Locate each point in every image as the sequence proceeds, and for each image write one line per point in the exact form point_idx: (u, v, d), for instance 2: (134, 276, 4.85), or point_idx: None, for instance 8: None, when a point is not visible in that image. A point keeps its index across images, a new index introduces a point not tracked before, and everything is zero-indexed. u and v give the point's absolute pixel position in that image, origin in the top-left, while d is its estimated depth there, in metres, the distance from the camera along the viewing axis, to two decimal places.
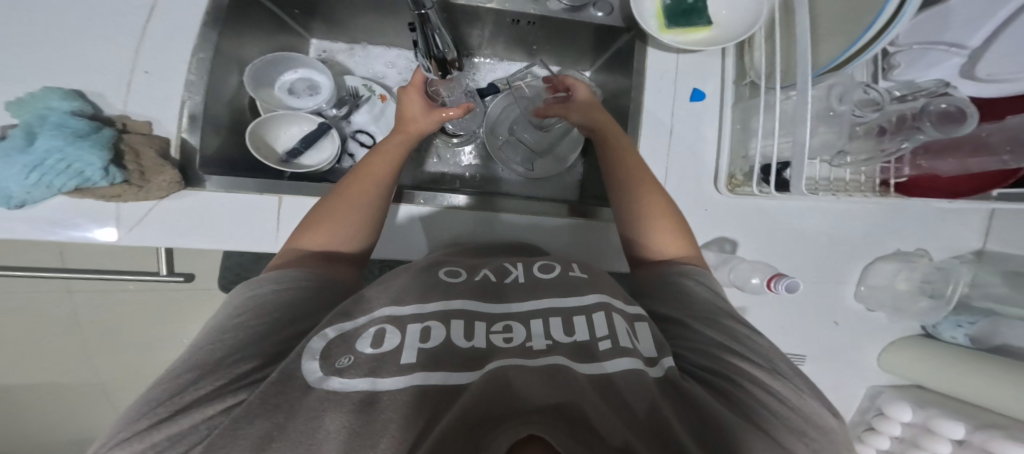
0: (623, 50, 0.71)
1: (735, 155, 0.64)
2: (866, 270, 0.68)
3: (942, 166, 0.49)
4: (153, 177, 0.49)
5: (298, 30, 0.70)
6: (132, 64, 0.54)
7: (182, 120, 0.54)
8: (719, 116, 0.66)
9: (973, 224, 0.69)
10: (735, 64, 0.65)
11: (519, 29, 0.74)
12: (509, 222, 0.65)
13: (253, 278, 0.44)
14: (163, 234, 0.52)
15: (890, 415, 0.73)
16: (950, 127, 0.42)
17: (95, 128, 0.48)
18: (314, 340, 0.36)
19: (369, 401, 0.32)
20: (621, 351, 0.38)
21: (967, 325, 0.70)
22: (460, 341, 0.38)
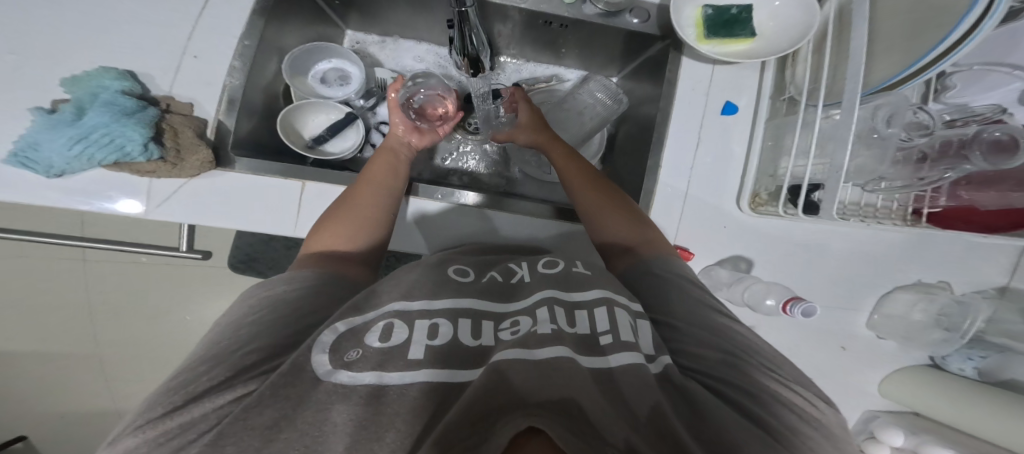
0: (655, 58, 0.70)
1: (762, 173, 0.62)
2: (883, 298, 0.67)
3: (984, 198, 0.45)
4: (189, 156, 0.51)
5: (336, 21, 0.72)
6: (184, 47, 0.56)
7: (221, 103, 0.56)
8: (750, 130, 0.65)
9: (1000, 259, 0.67)
10: (774, 78, 0.64)
11: (551, 32, 0.74)
12: (520, 220, 0.65)
13: (270, 281, 0.45)
14: (185, 212, 0.53)
15: (883, 439, 0.67)
16: (1001, 159, 0.40)
17: (141, 106, 0.50)
18: (325, 333, 0.37)
19: (376, 394, 0.32)
20: (622, 345, 0.38)
21: (978, 358, 0.65)
22: (467, 340, 0.38)
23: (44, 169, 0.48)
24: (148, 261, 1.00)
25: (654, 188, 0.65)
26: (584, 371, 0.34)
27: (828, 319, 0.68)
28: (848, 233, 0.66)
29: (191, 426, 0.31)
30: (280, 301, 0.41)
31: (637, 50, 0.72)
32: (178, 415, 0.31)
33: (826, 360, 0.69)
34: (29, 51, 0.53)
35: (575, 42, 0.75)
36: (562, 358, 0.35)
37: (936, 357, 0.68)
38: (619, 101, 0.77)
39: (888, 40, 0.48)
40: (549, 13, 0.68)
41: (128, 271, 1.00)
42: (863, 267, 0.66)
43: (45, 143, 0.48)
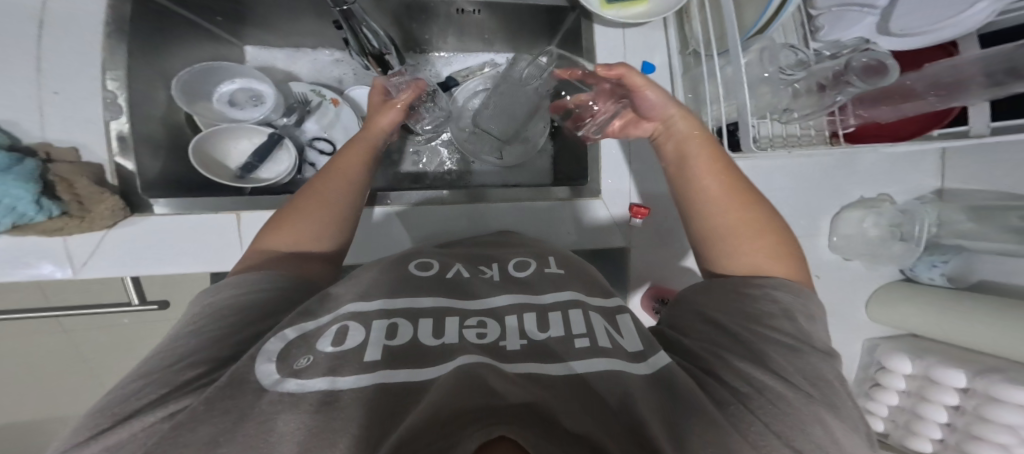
0: (571, 30, 0.70)
1: (693, 121, 0.64)
2: (835, 222, 0.69)
3: (881, 114, 0.52)
4: (94, 206, 0.50)
5: (229, 39, 0.70)
6: (39, 83, 0.52)
7: (112, 142, 0.54)
8: (672, 85, 0.65)
9: (929, 165, 0.70)
10: (676, 35, 0.65)
11: (460, 20, 0.72)
12: (488, 210, 0.66)
13: (215, 284, 0.43)
14: (117, 264, 0.53)
15: (891, 368, 0.70)
16: (876, 80, 0.42)
17: (15, 159, 0.47)
18: (274, 341, 0.34)
19: (327, 401, 0.30)
20: (597, 351, 0.36)
21: (942, 264, 0.70)
22: (427, 338, 0.36)
23: None
24: (130, 323, 0.97)
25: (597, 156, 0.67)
26: (554, 381, 0.32)
27: None
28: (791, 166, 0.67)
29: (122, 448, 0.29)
30: (227, 309, 0.39)
31: (554, 22, 0.72)
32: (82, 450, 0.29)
33: None
34: None
35: (495, 26, 0.75)
36: (535, 374, 0.33)
37: (906, 270, 0.72)
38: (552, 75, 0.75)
39: None
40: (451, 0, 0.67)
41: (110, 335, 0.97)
42: (806, 194, 0.68)
43: None
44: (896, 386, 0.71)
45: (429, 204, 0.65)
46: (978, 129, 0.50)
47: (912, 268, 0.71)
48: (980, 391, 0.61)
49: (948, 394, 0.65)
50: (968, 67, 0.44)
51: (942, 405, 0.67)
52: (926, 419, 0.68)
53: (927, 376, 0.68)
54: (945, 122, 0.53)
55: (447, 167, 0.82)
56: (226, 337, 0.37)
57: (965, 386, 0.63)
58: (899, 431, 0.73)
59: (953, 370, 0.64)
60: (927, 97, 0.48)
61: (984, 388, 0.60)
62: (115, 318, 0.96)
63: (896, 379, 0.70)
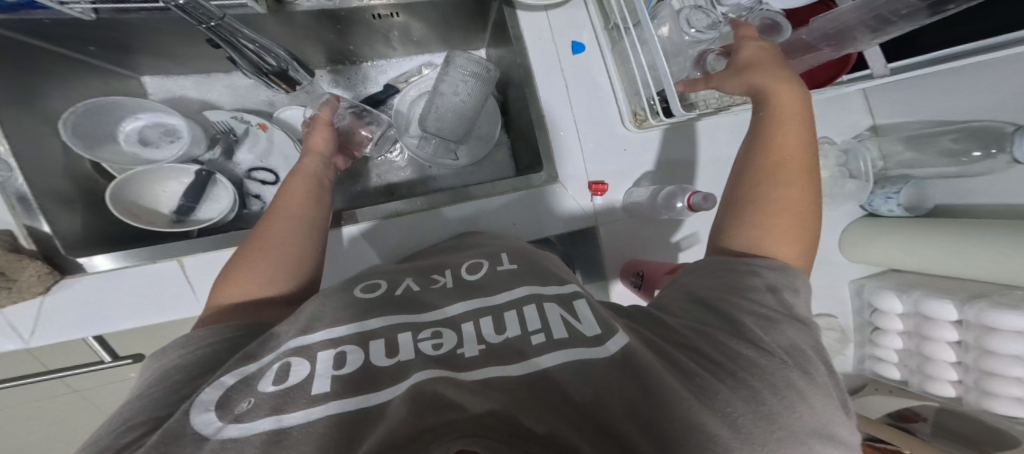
0: (498, 19, 0.70)
1: (630, 93, 0.65)
2: None
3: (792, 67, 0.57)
4: (18, 274, 0.47)
5: (125, 72, 0.68)
6: None
7: (13, 205, 0.52)
8: (604, 63, 0.67)
9: (858, 104, 0.74)
10: (597, 10, 0.66)
11: (381, 25, 0.71)
12: (451, 216, 0.65)
13: (164, 346, 0.41)
14: (64, 331, 0.51)
15: (884, 309, 0.72)
16: (772, 36, 0.52)
17: None
18: (209, 391, 0.34)
19: (274, 440, 0.30)
20: (554, 343, 0.36)
21: (897, 195, 0.69)
22: (381, 361, 0.36)
23: None
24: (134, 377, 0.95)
25: (550, 143, 0.66)
26: (517, 385, 0.32)
27: None
28: (733, 124, 0.68)
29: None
30: (176, 368, 0.38)
31: (482, 14, 0.72)
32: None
33: None
34: None
35: (422, 26, 0.73)
36: (492, 378, 0.33)
37: (866, 206, 0.75)
38: (489, 69, 0.74)
39: None
40: (366, 7, 0.65)
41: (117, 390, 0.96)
42: None
43: None
44: (894, 328, 0.72)
45: (393, 218, 0.64)
46: (880, 71, 0.56)
47: (869, 202, 0.73)
48: (975, 322, 0.60)
49: (946, 329, 0.64)
50: (845, 18, 0.49)
51: (945, 341, 0.66)
52: (937, 360, 0.67)
53: (922, 313, 0.67)
54: (847, 70, 0.58)
55: (407, 176, 0.81)
56: (164, 389, 0.36)
57: (959, 319, 0.63)
58: (914, 377, 0.72)
59: (941, 303, 0.64)
60: (822, 48, 0.52)
61: (977, 319, 0.59)
62: (123, 374, 0.94)
63: (891, 320, 0.72)
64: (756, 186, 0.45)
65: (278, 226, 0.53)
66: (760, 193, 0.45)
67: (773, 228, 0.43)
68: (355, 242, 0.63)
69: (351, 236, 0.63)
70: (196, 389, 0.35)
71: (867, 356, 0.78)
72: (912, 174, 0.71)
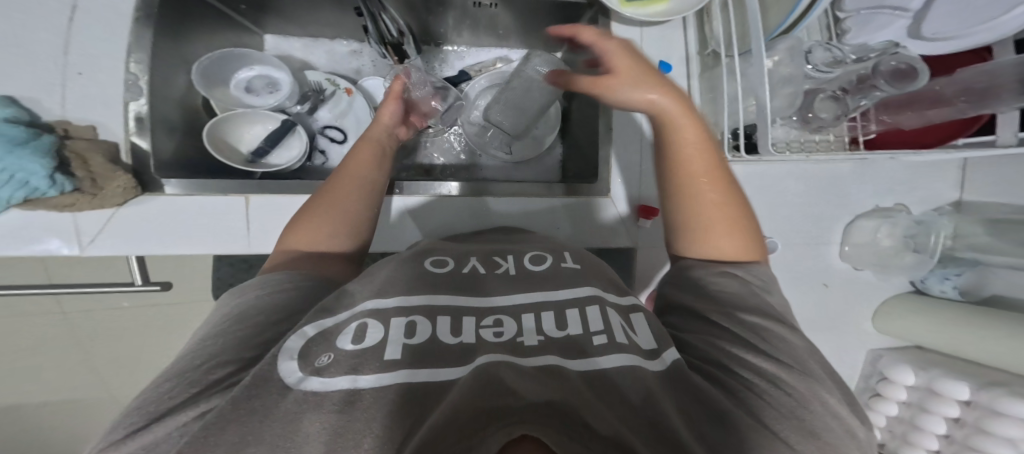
0: (588, 28, 0.69)
1: (704, 122, 0.63)
2: (847, 229, 0.70)
3: (906, 120, 0.52)
4: (107, 183, 0.51)
5: (252, 27, 0.71)
6: (65, 63, 0.54)
7: (130, 123, 0.55)
8: (687, 87, 0.65)
9: (949, 175, 0.70)
10: (696, 34, 0.65)
11: (477, 13, 0.73)
12: (503, 208, 0.65)
13: (238, 287, 0.44)
14: (126, 243, 0.53)
15: (893, 379, 0.71)
16: (905, 83, 0.46)
17: (33, 134, 0.48)
18: (294, 339, 0.36)
19: (349, 400, 0.31)
20: (616, 347, 0.36)
21: (955, 277, 0.70)
22: (447, 338, 0.37)
23: None
24: (130, 306, 1.03)
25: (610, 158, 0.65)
26: (574, 378, 0.32)
27: (801, 257, 0.70)
28: (805, 171, 0.68)
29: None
30: (248, 310, 0.40)
31: (570, 22, 0.72)
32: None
33: (805, 296, 0.71)
34: None
35: (511, 22, 0.75)
36: (552, 367, 0.33)
37: (916, 282, 0.73)
38: (564, 73, 0.77)
39: None
40: None
41: (112, 317, 1.03)
42: (817, 199, 0.69)
43: None
44: (896, 398, 0.71)
45: (448, 198, 0.65)
46: (1005, 139, 0.51)
47: (923, 280, 0.72)
48: (984, 404, 0.62)
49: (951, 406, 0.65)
50: (1000, 73, 0.44)
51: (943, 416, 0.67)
52: (924, 430, 0.69)
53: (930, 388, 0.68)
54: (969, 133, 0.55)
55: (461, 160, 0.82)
56: (245, 332, 0.38)
57: (969, 399, 0.64)
58: (894, 441, 0.74)
59: (955, 382, 0.65)
60: (955, 103, 0.48)
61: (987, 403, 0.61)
62: (116, 301, 1.02)
63: (897, 389, 0.71)
64: (692, 194, 0.48)
65: (344, 185, 0.54)
66: (703, 202, 0.47)
67: (711, 226, 0.47)
68: (402, 216, 0.64)
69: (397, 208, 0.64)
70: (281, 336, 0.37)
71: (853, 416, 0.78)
72: (981, 258, 0.67)
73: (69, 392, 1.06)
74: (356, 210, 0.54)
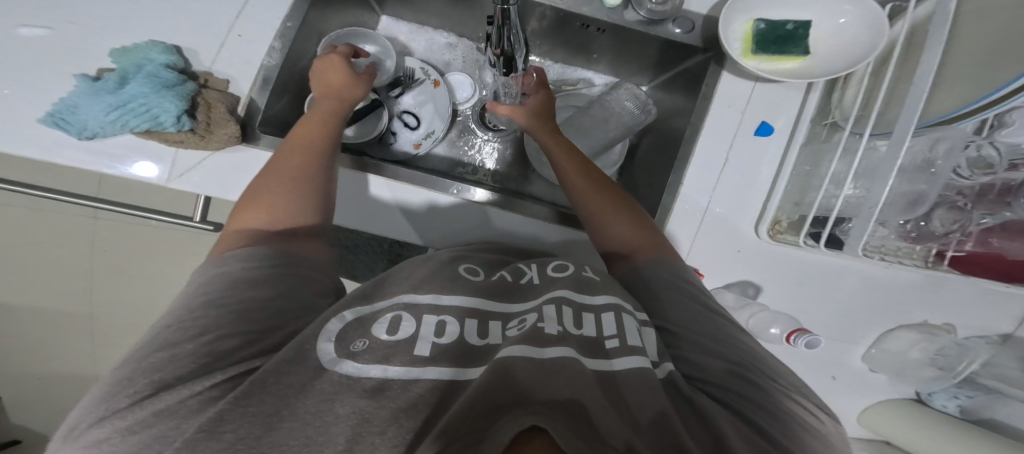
0: (693, 70, 0.70)
1: (787, 200, 0.62)
2: (885, 336, 0.69)
3: (1012, 249, 0.47)
4: (216, 130, 0.51)
5: (372, 6, 0.73)
6: (229, 26, 0.57)
7: (256, 82, 0.57)
8: (779, 159, 0.64)
9: (1010, 311, 0.68)
10: (821, 98, 0.63)
11: (584, 35, 0.73)
12: (539, 225, 0.66)
13: (213, 260, 0.45)
14: (207, 184, 0.53)
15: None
16: None
17: (181, 81, 0.52)
18: (334, 322, 0.41)
19: (380, 388, 0.34)
20: (627, 350, 0.40)
21: (965, 397, 0.69)
22: (473, 339, 0.40)
23: (77, 131, 0.50)
24: (156, 226, 1.06)
25: (671, 205, 0.65)
26: (587, 372, 0.36)
27: (827, 352, 0.71)
28: (869, 272, 0.68)
29: (170, 408, 0.32)
30: (244, 280, 0.42)
31: (671, 64, 0.72)
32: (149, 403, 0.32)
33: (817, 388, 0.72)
34: (66, 12, 0.55)
35: (609, 49, 0.75)
36: (567, 358, 0.37)
37: (922, 393, 0.72)
38: (647, 112, 0.72)
39: (959, 70, 0.47)
40: (584, 15, 0.68)
41: (136, 234, 1.06)
42: (870, 305, 0.69)
43: (83, 108, 0.50)
44: None
45: (472, 203, 0.65)
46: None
47: (929, 393, 0.71)
48: None
49: None
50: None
51: None
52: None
53: None
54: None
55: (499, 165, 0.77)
56: (261, 307, 0.40)
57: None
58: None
59: None
60: None
61: None
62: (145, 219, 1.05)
63: None
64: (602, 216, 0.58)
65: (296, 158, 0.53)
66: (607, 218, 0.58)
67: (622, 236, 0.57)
68: (430, 210, 0.65)
69: (422, 204, 0.64)
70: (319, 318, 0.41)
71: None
72: (1002, 389, 0.67)
73: (73, 293, 1.08)
74: (315, 177, 0.53)
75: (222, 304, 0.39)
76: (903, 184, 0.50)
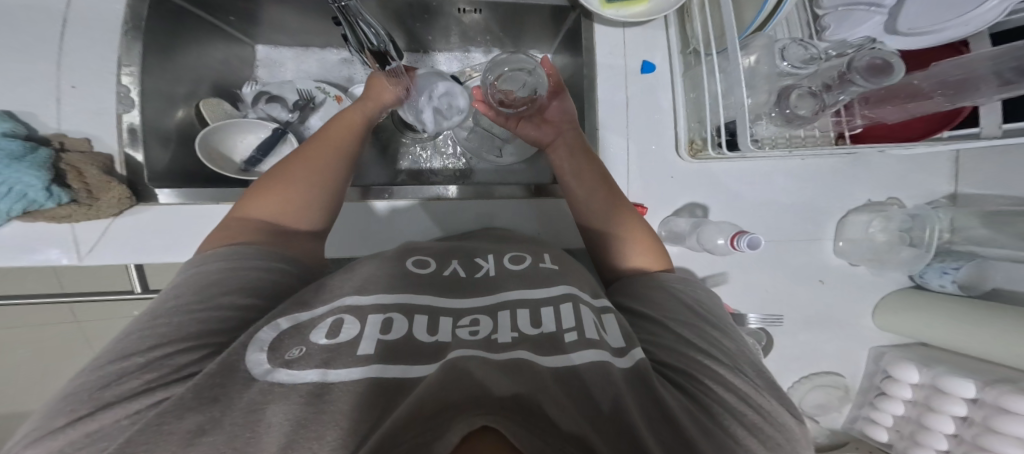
0: (572, 29, 0.72)
1: (692, 121, 0.64)
2: (840, 224, 0.71)
3: (887, 114, 0.52)
4: (102, 194, 0.52)
5: (242, 38, 0.73)
6: (58, 79, 0.56)
7: (123, 133, 0.57)
8: (672, 86, 0.66)
9: (944, 169, 0.71)
10: (677, 34, 0.66)
11: (463, 21, 0.75)
12: (497, 209, 0.67)
13: (199, 257, 0.44)
14: (120, 251, 0.55)
15: (897, 376, 0.70)
16: (879, 78, 0.45)
17: (30, 148, 0.50)
18: (266, 331, 0.37)
19: (319, 393, 0.32)
20: (586, 343, 0.38)
21: (954, 271, 0.68)
22: (422, 336, 0.38)
23: None
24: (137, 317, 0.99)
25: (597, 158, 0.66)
26: (543, 371, 0.34)
27: (791, 255, 0.71)
28: (795, 169, 0.69)
29: None
30: (212, 283, 0.41)
31: (556, 23, 0.73)
32: (86, 422, 0.30)
33: (797, 295, 0.72)
34: None
35: (498, 28, 0.76)
36: (521, 359, 0.35)
37: (916, 277, 0.73)
38: None
39: None
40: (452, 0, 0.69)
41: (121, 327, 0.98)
42: (808, 200, 0.70)
43: None
44: (901, 396, 0.70)
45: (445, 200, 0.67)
46: (989, 130, 0.51)
47: (921, 274, 0.71)
48: (990, 402, 0.61)
49: (956, 404, 0.64)
50: (975, 65, 0.45)
51: (949, 415, 0.66)
52: (932, 429, 0.67)
53: (934, 386, 0.67)
54: (950, 127, 0.54)
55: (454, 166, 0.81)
56: (225, 314, 0.39)
57: (975, 396, 0.63)
58: (903, 442, 0.72)
59: (961, 379, 0.64)
60: (932, 96, 0.48)
61: (993, 399, 0.60)
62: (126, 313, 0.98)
63: (901, 388, 0.70)
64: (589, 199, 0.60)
65: (312, 160, 0.55)
66: (594, 198, 0.59)
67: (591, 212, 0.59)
68: (391, 216, 0.65)
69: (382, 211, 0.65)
70: (252, 328, 0.38)
71: (861, 417, 0.77)
72: (982, 253, 0.67)
73: None
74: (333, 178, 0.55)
75: (183, 310, 0.38)
76: (757, 87, 0.53)
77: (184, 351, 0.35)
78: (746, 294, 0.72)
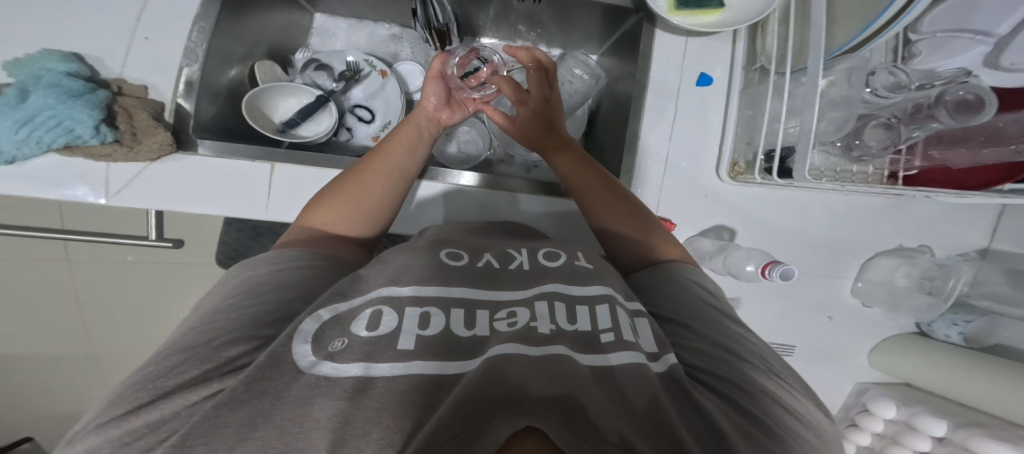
0: (631, 32, 0.69)
1: (739, 140, 0.62)
2: (865, 266, 0.69)
3: (955, 156, 0.51)
4: (145, 138, 0.51)
5: (303, 4, 0.72)
6: (133, 30, 0.56)
7: (179, 84, 0.56)
8: (726, 103, 0.65)
9: (984, 223, 0.70)
10: (746, 47, 0.64)
11: (520, 9, 0.73)
12: (526, 204, 0.66)
13: (251, 261, 0.44)
14: (149, 198, 0.54)
15: (875, 412, 0.71)
16: (968, 116, 0.45)
17: (89, 88, 0.50)
18: (309, 321, 0.36)
19: (360, 388, 0.31)
20: (623, 345, 0.37)
21: (963, 324, 0.69)
22: (460, 331, 0.37)
23: None
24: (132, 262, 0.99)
25: (635, 168, 0.65)
26: (581, 368, 0.33)
27: (817, 290, 0.71)
28: (835, 203, 0.68)
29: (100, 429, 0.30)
30: (265, 283, 0.40)
31: (610, 25, 0.72)
32: (134, 415, 0.30)
33: (815, 330, 0.72)
34: None
35: (551, 22, 0.74)
36: (560, 356, 0.34)
37: (923, 324, 0.72)
38: (598, 78, 0.72)
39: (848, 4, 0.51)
40: None
41: (118, 272, 0.99)
42: (845, 237, 0.69)
43: None
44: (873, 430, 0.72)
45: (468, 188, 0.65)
46: None
47: (930, 323, 0.71)
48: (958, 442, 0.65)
49: (924, 441, 0.68)
50: None
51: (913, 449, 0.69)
52: None
53: (908, 422, 0.70)
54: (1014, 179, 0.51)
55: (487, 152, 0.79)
56: (268, 311, 0.38)
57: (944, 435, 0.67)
58: None
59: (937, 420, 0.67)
60: (1011, 143, 0.48)
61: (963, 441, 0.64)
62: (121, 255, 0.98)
63: (875, 422, 0.71)
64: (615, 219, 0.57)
65: (359, 173, 0.53)
66: (616, 220, 0.57)
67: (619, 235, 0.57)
68: (425, 203, 0.64)
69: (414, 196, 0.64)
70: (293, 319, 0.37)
71: None
72: (999, 308, 0.68)
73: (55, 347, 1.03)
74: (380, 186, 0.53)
75: (223, 308, 0.38)
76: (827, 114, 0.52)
77: (236, 342, 0.34)
78: (764, 323, 0.71)
